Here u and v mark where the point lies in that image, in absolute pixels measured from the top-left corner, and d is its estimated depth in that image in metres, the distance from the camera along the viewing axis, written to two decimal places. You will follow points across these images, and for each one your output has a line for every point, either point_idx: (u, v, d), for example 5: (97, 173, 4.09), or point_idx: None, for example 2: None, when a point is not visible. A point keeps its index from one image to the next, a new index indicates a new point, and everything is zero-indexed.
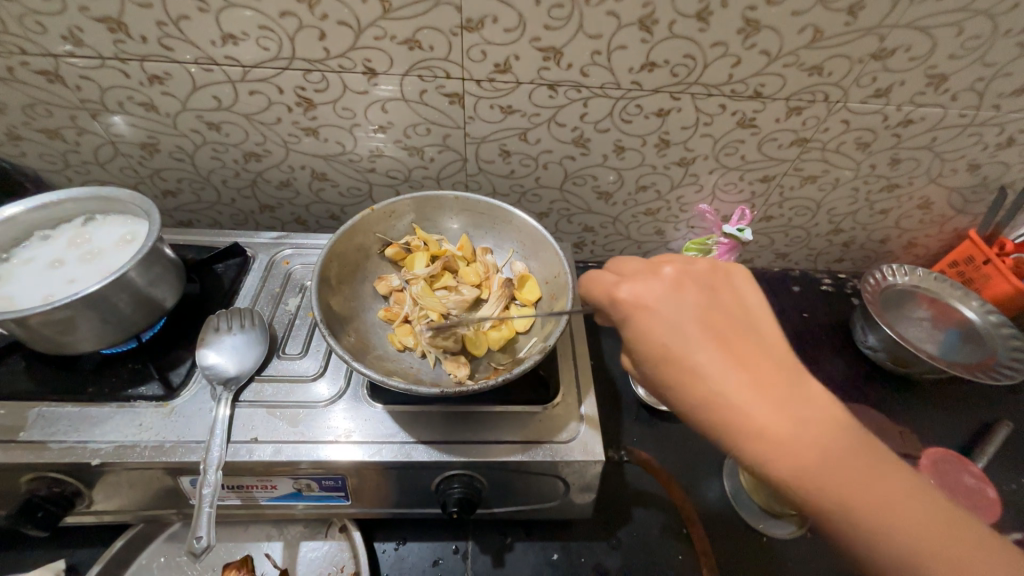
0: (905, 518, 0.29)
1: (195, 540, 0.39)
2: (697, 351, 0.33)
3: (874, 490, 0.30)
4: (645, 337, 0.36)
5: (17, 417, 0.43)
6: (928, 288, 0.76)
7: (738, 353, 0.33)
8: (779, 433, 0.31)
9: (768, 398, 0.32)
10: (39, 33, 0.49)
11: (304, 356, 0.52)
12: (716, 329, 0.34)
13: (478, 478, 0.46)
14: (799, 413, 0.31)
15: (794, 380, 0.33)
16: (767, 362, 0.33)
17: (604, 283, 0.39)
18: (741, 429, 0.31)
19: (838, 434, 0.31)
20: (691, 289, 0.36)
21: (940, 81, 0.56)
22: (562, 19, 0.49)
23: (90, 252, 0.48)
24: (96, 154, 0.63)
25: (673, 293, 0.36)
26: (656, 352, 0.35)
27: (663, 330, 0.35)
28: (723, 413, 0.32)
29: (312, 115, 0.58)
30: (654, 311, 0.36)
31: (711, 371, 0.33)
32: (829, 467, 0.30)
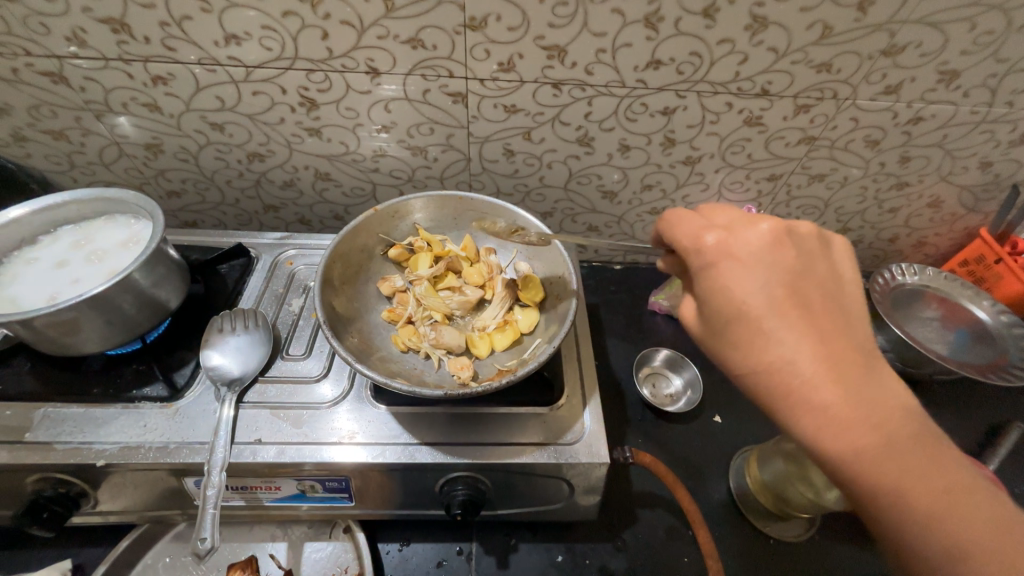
0: (952, 509, 0.30)
1: (198, 541, 0.39)
2: (778, 314, 0.33)
3: (925, 482, 0.31)
4: (724, 290, 0.35)
5: (23, 417, 0.44)
6: (938, 288, 0.75)
7: (818, 326, 0.33)
8: (844, 409, 0.31)
9: (842, 376, 0.32)
10: (43, 34, 0.49)
11: (307, 357, 0.52)
12: (800, 297, 0.34)
13: (482, 480, 0.46)
14: (867, 394, 0.31)
15: (867, 361, 0.33)
16: (844, 337, 0.33)
17: (686, 232, 0.38)
18: (805, 400, 0.31)
19: (903, 416, 0.32)
20: (783, 251, 0.35)
21: (951, 77, 0.55)
22: (567, 16, 0.48)
23: (95, 253, 0.48)
24: (101, 154, 0.63)
25: (766, 251, 0.35)
26: (733, 307, 0.34)
27: (747, 284, 0.34)
28: (792, 379, 0.32)
29: (316, 115, 0.58)
30: (742, 266, 0.35)
31: (786, 338, 0.32)
32: (887, 449, 0.31)
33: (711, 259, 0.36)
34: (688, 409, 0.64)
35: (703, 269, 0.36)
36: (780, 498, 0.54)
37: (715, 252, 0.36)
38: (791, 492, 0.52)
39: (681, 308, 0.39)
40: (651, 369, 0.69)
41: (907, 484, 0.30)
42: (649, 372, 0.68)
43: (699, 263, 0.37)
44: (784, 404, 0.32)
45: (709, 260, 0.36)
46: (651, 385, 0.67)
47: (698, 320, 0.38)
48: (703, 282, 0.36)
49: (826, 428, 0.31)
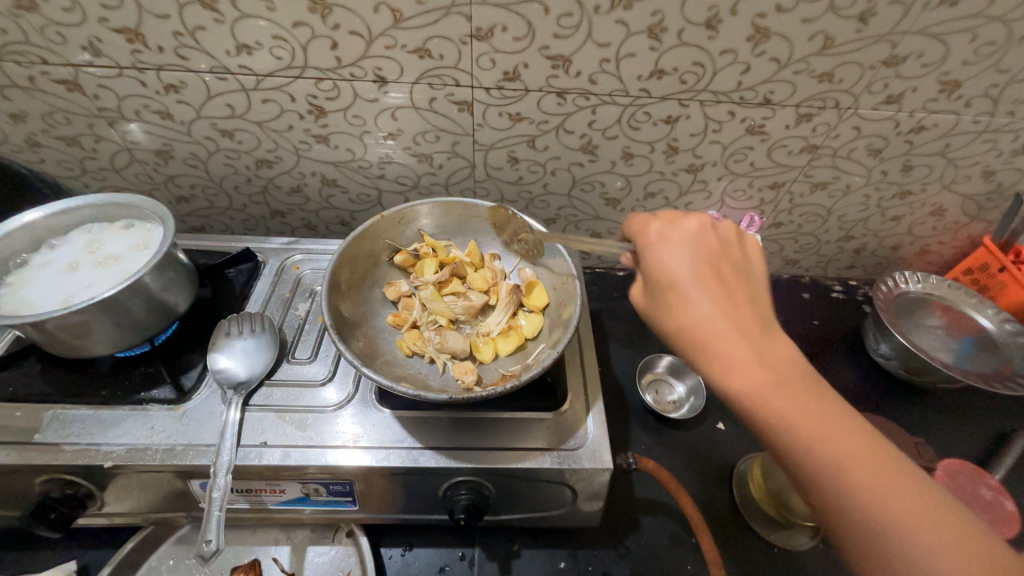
0: (851, 456, 0.31)
1: (203, 543, 0.39)
2: (696, 282, 0.36)
3: (837, 434, 0.32)
4: (656, 262, 0.38)
5: (32, 419, 0.44)
6: (941, 296, 0.75)
7: (732, 294, 0.36)
8: (750, 360, 0.34)
9: (752, 334, 0.35)
10: (59, 43, 0.51)
11: (314, 361, 0.52)
12: (722, 270, 0.37)
13: (485, 485, 0.46)
14: (771, 352, 0.34)
15: (774, 330, 0.36)
16: (755, 308, 0.36)
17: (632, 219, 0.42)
18: (719, 348, 0.34)
19: (808, 377, 0.34)
20: (710, 237, 0.39)
21: (953, 87, 0.55)
22: (571, 27, 0.49)
23: (105, 258, 0.48)
24: (112, 160, 0.64)
25: (693, 234, 0.39)
26: (662, 277, 0.38)
27: (672, 258, 0.38)
28: (704, 333, 0.35)
29: (323, 123, 0.59)
30: (670, 243, 0.38)
31: (703, 301, 0.36)
32: (788, 395, 0.33)
33: (647, 237, 0.39)
34: (692, 415, 0.64)
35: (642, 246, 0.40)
36: (787, 505, 0.54)
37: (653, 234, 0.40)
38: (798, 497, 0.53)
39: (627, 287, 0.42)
40: (654, 375, 0.69)
41: (810, 430, 0.32)
42: (652, 378, 0.68)
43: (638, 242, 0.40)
44: (700, 354, 0.35)
45: (646, 237, 0.40)
46: (654, 391, 0.67)
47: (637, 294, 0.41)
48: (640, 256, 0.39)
49: (733, 375, 0.34)
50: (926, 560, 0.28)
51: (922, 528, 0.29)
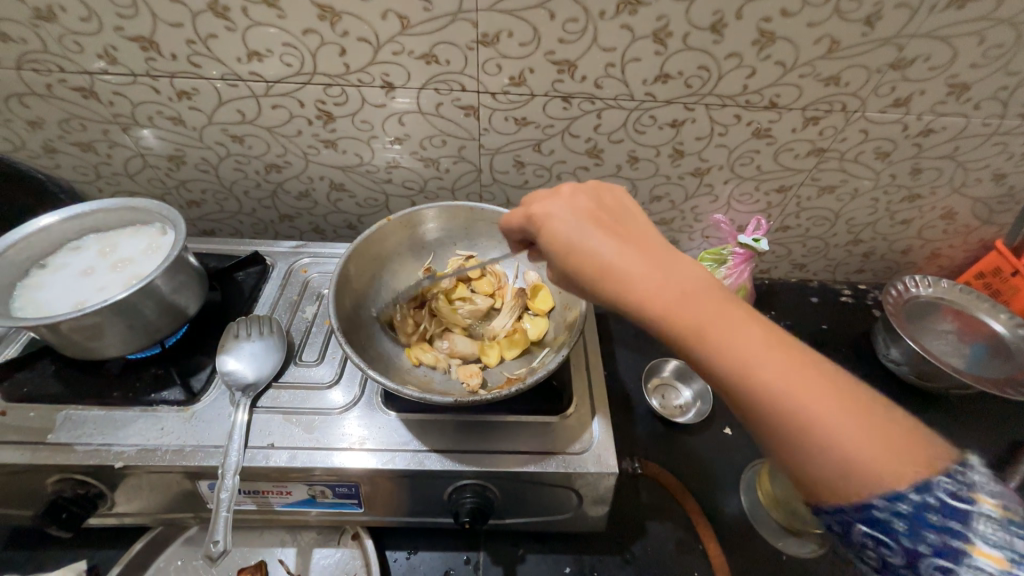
0: (757, 354, 0.31)
1: (212, 544, 0.39)
2: (585, 227, 0.39)
3: (737, 334, 0.32)
4: (548, 219, 0.41)
5: (45, 419, 0.45)
6: (952, 300, 0.74)
7: (619, 231, 0.39)
8: (645, 282, 0.35)
9: (650, 257, 0.37)
10: (77, 52, 0.52)
11: (320, 363, 0.52)
12: (602, 208, 0.41)
13: (491, 489, 0.46)
14: (665, 270, 0.36)
15: (664, 252, 0.38)
16: (642, 240, 0.39)
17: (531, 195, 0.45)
18: (621, 279, 0.36)
19: (704, 288, 0.35)
20: (594, 190, 0.43)
21: (962, 90, 0.55)
22: (576, 32, 0.50)
23: (119, 261, 0.49)
24: (126, 166, 0.65)
25: (578, 189, 0.43)
26: (554, 233, 0.41)
27: (558, 212, 0.41)
28: (603, 268, 0.37)
29: (331, 128, 0.60)
30: (558, 200, 0.42)
31: (594, 241, 0.38)
32: (688, 303, 0.34)
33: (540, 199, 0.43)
34: (698, 420, 0.64)
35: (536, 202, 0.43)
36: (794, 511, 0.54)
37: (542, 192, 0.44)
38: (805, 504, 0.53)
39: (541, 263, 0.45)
40: (661, 379, 0.68)
41: (714, 335, 0.32)
42: (658, 383, 0.68)
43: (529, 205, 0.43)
44: (604, 287, 0.37)
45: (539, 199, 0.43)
46: (660, 396, 0.67)
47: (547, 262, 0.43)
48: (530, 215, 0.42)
49: (636, 299, 0.35)
50: (847, 443, 0.28)
51: (836, 410, 0.29)
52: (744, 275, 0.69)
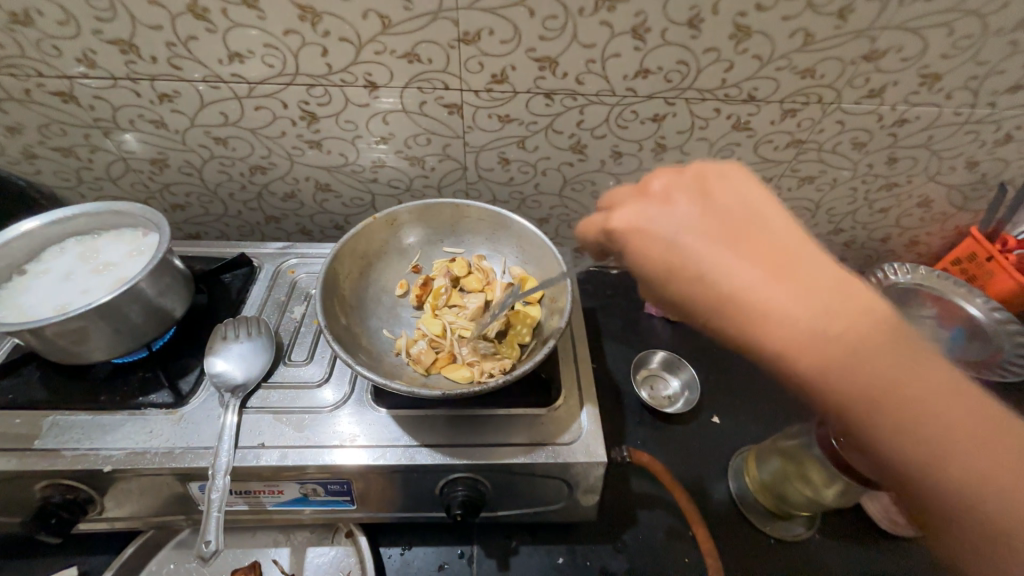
0: (926, 419, 0.27)
1: (203, 544, 0.39)
2: (703, 251, 0.33)
3: (908, 391, 0.28)
4: (652, 240, 0.35)
5: (31, 426, 0.45)
6: (930, 286, 0.75)
7: (752, 248, 0.32)
8: (796, 320, 0.29)
9: (798, 282, 0.30)
10: (54, 56, 0.52)
11: (310, 363, 0.52)
12: (718, 216, 0.34)
13: (482, 482, 0.47)
14: (819, 300, 0.29)
15: (813, 268, 0.31)
16: (779, 253, 0.32)
17: (618, 196, 0.40)
18: (760, 317, 0.30)
19: (869, 324, 0.29)
20: (703, 192, 0.36)
21: (933, 80, 0.56)
22: (557, 29, 0.50)
23: (102, 265, 0.49)
24: (108, 170, 0.64)
25: (684, 197, 0.36)
26: (661, 260, 0.35)
27: (661, 230, 0.35)
28: (735, 306, 0.31)
29: (316, 128, 0.60)
30: (659, 218, 0.36)
31: (721, 270, 0.32)
32: (848, 352, 0.28)
33: (636, 211, 0.37)
34: (687, 410, 0.65)
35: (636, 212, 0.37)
36: (780, 497, 0.55)
37: (638, 196, 0.38)
38: (790, 490, 0.54)
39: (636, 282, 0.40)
40: (649, 370, 0.70)
41: (876, 395, 0.28)
42: (647, 374, 0.69)
43: (625, 213, 0.37)
44: (736, 327, 0.31)
45: (636, 213, 0.37)
46: (649, 387, 0.68)
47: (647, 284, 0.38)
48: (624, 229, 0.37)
49: (783, 346, 0.29)
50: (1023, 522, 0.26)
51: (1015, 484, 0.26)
52: None
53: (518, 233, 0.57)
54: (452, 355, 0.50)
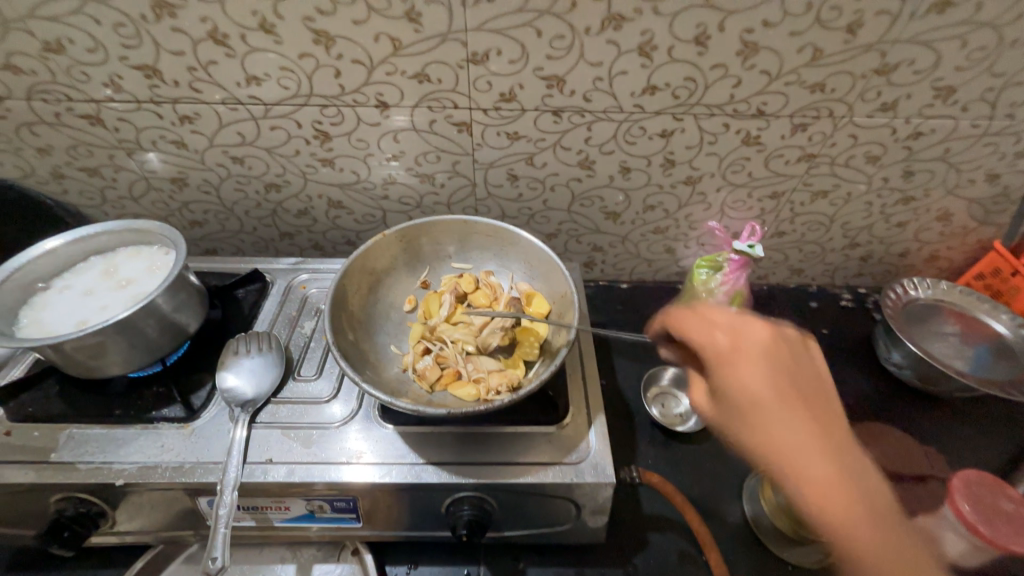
0: None
1: (210, 560, 0.40)
2: (778, 397, 0.38)
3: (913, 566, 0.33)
4: (743, 380, 0.39)
5: (48, 438, 0.46)
6: (953, 302, 0.73)
7: (812, 408, 0.38)
8: (834, 486, 0.35)
9: (840, 449, 0.37)
10: (83, 81, 0.54)
11: (319, 378, 0.53)
12: (790, 367, 0.40)
13: (488, 501, 0.46)
14: (853, 471, 0.36)
15: (850, 445, 0.37)
16: (831, 425, 0.38)
17: (707, 311, 0.44)
18: (809, 469, 0.36)
19: (888, 510, 0.35)
20: (780, 346, 0.41)
21: (948, 93, 0.55)
22: (564, 48, 0.51)
23: (122, 282, 0.50)
24: (130, 189, 0.67)
25: (768, 344, 0.40)
26: (745, 390, 0.39)
27: (749, 375, 0.39)
28: (788, 441, 0.37)
29: (328, 147, 0.61)
30: (749, 355, 0.40)
31: (788, 421, 0.37)
32: (875, 534, 0.34)
33: (729, 348, 0.41)
34: (699, 429, 0.63)
35: (717, 338, 0.42)
36: (798, 523, 0.52)
37: (722, 326, 0.43)
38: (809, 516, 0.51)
39: (693, 395, 0.44)
40: (660, 388, 0.68)
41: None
42: (658, 392, 0.68)
43: (706, 333, 0.43)
44: (791, 481, 0.36)
45: (727, 346, 0.41)
46: (661, 404, 0.67)
47: (710, 404, 0.42)
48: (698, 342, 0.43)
49: (823, 505, 0.35)
50: None
51: None
52: (740, 281, 0.69)
53: (526, 249, 0.57)
54: (457, 373, 0.49)
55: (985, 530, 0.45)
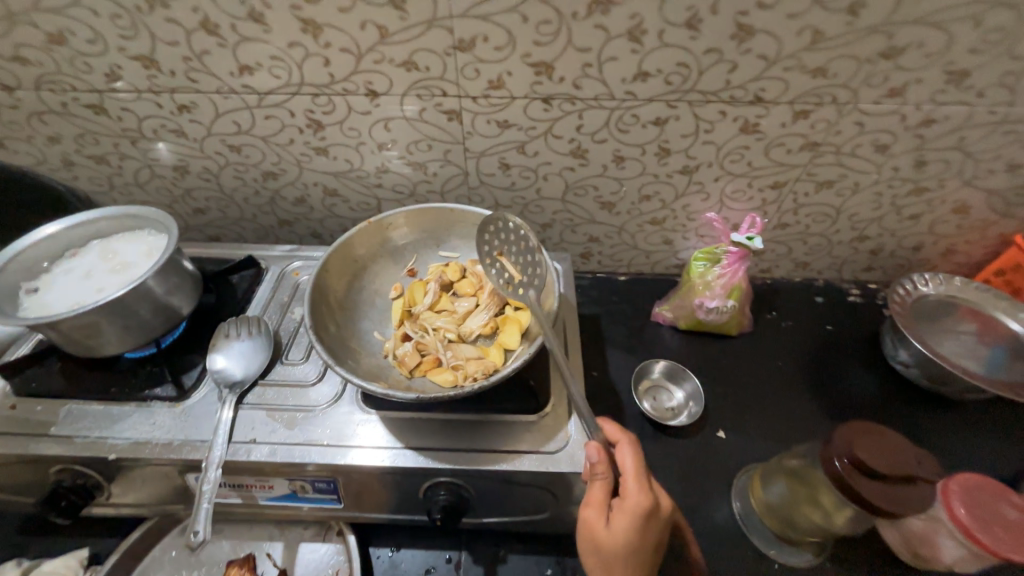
0: None
1: (192, 534, 0.41)
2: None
3: None
4: (621, 528, 0.41)
5: (50, 413, 0.48)
6: (967, 299, 0.70)
7: None
8: None
9: None
10: (86, 72, 0.56)
11: (305, 362, 0.54)
12: (640, 558, 0.42)
13: (465, 487, 0.47)
14: None
15: None
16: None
17: (623, 450, 0.45)
18: None
19: None
20: (649, 545, 0.42)
21: (961, 77, 0.52)
22: (551, 34, 0.50)
23: (118, 265, 0.52)
24: (136, 176, 0.69)
25: (652, 524, 0.42)
26: (615, 551, 0.41)
27: (623, 548, 0.41)
28: None
29: (321, 136, 0.62)
30: (627, 549, 0.41)
31: None
32: None
33: (638, 502, 0.41)
34: (690, 423, 0.63)
35: (606, 525, 0.42)
36: (787, 521, 0.52)
37: (627, 509, 0.41)
38: (799, 516, 0.51)
39: (585, 513, 0.43)
40: (651, 381, 0.68)
41: None
42: (649, 385, 0.67)
43: (596, 509, 0.42)
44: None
45: (635, 500, 0.42)
46: (652, 397, 0.66)
47: (600, 533, 0.42)
48: (588, 517, 0.42)
49: None
50: None
51: None
52: (739, 273, 0.68)
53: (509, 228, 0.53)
54: (436, 360, 0.50)
55: (982, 536, 0.43)
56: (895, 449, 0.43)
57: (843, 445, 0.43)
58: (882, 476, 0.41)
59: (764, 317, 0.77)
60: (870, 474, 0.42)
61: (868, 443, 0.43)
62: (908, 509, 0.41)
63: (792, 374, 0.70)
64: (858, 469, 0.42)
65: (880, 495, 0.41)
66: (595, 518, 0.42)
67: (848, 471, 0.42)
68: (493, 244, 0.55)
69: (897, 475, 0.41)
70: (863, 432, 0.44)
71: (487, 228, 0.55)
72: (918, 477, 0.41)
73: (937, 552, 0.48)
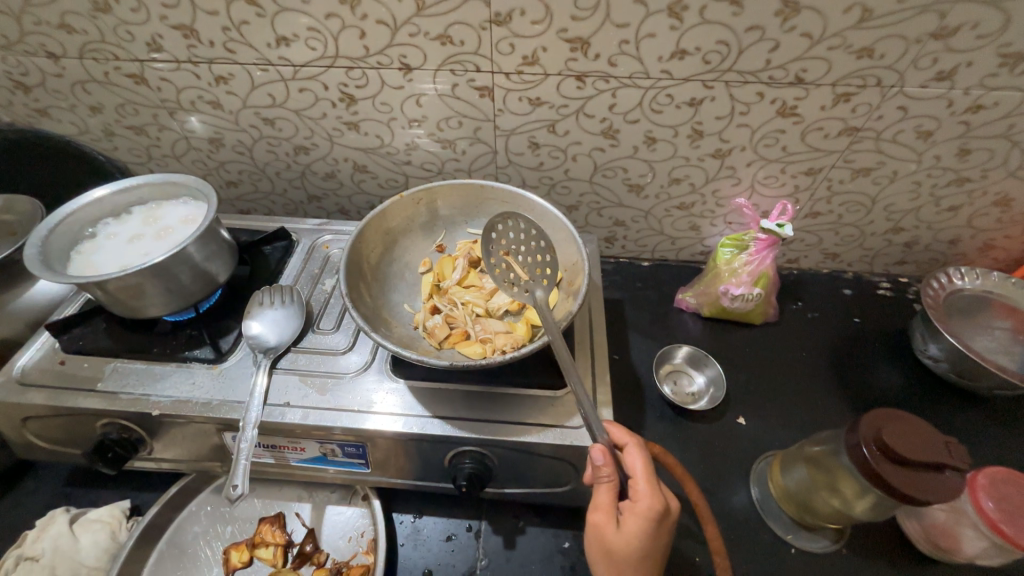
0: None
1: (231, 487, 0.43)
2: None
3: None
4: (628, 534, 0.41)
5: (96, 369, 0.50)
6: (1003, 294, 0.68)
7: None
8: None
9: None
10: (129, 41, 0.57)
11: (336, 331, 0.55)
12: (648, 559, 0.42)
13: (490, 457, 0.48)
14: None
15: None
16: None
17: (631, 455, 0.43)
18: None
19: None
20: (657, 546, 0.42)
21: (1016, 60, 0.50)
22: (589, 8, 0.50)
23: (161, 230, 0.54)
24: (173, 148, 0.71)
25: (660, 529, 0.42)
26: (622, 555, 0.41)
27: (630, 552, 0.41)
28: None
29: (354, 111, 0.62)
30: (633, 553, 0.41)
31: None
32: None
33: (644, 508, 0.41)
34: (710, 408, 0.63)
35: (616, 529, 0.42)
36: (804, 507, 0.53)
37: (634, 514, 0.41)
38: (818, 501, 0.51)
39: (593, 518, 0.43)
40: (673, 365, 0.68)
41: None
42: (670, 369, 0.68)
43: (605, 514, 0.42)
44: None
45: (641, 507, 0.41)
46: (672, 382, 0.66)
47: (607, 536, 0.42)
48: (597, 522, 0.42)
49: None
50: None
51: None
52: (767, 261, 0.67)
53: (514, 223, 0.55)
54: (465, 333, 0.51)
55: (1005, 527, 0.44)
56: (922, 436, 0.42)
57: (869, 431, 0.43)
58: (909, 462, 0.41)
59: (790, 307, 0.76)
60: (897, 461, 0.41)
61: (893, 428, 0.43)
62: (938, 498, 0.40)
63: (816, 365, 0.69)
64: (885, 455, 0.42)
65: (907, 481, 0.40)
66: (602, 523, 0.42)
67: (875, 457, 0.42)
68: (499, 243, 0.55)
69: (926, 461, 0.41)
70: (888, 419, 0.44)
71: (497, 225, 0.55)
72: (946, 465, 0.41)
73: (960, 546, 0.50)
